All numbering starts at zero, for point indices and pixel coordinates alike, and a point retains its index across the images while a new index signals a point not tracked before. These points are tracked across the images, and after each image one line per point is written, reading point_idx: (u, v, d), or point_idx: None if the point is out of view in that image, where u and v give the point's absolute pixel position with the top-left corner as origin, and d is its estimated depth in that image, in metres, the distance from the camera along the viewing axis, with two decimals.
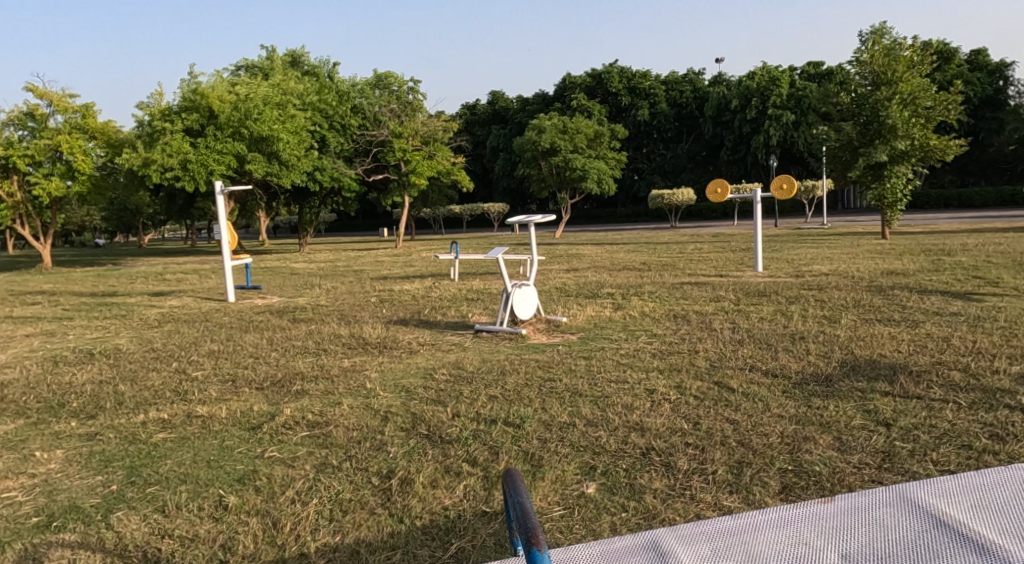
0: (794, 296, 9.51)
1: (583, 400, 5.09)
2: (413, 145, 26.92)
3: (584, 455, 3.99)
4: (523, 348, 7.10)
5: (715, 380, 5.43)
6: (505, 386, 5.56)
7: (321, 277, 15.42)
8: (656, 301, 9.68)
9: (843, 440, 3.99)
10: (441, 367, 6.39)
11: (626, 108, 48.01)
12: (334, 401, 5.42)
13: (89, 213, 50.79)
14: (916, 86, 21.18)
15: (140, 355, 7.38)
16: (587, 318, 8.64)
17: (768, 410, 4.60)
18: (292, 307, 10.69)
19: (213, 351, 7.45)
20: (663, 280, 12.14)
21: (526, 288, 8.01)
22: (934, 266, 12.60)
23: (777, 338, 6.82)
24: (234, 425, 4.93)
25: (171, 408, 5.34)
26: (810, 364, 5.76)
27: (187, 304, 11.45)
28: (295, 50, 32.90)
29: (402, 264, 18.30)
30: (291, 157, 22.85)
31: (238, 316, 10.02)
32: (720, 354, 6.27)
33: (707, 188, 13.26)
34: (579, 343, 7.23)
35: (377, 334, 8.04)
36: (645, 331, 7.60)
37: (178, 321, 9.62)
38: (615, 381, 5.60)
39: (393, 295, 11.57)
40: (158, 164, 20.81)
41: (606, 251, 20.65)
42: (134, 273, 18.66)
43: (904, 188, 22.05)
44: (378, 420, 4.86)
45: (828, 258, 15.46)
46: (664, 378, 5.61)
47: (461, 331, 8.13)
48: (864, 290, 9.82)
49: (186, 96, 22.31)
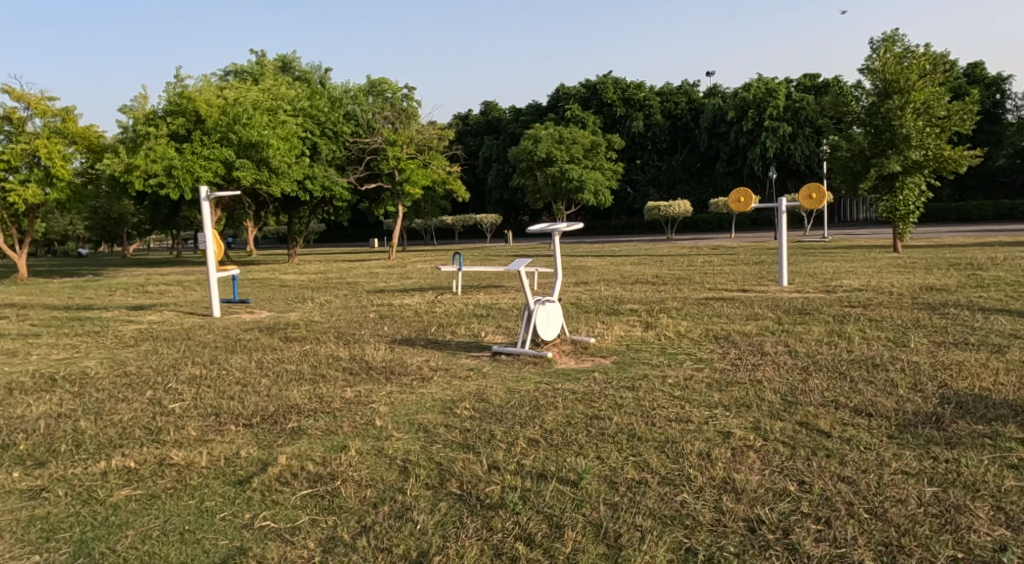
0: (840, 315, 8.62)
1: (648, 444, 4.19)
2: (408, 153, 26.14)
3: (672, 531, 3.12)
4: (553, 375, 6.18)
5: (798, 420, 4.54)
6: (545, 426, 4.63)
7: (314, 290, 14.42)
8: (686, 319, 8.76)
9: (1007, 512, 3.13)
10: (464, 399, 5.42)
11: (621, 119, 47.25)
12: (340, 444, 4.47)
13: (71, 220, 50.08)
14: (929, 95, 20.43)
15: (110, 382, 6.34)
16: (618, 337, 7.71)
17: (882, 463, 3.73)
18: (284, 324, 9.71)
19: (195, 377, 6.43)
20: (684, 296, 11.25)
21: (551, 305, 7.09)
22: (975, 282, 11.81)
23: (848, 366, 5.91)
24: (218, 477, 3.95)
25: (139, 452, 4.35)
26: (904, 400, 4.87)
27: (168, 320, 10.43)
28: (286, 55, 31.88)
29: (399, 277, 17.29)
30: (281, 164, 21.79)
31: (224, 334, 9.01)
32: (789, 387, 5.38)
33: (729, 196, 12.39)
34: (615, 369, 6.31)
35: (383, 357, 7.07)
36: (688, 355, 6.69)
37: (157, 340, 8.60)
38: (676, 419, 4.69)
39: (393, 310, 10.59)
40: (142, 169, 19.76)
41: (612, 264, 19.81)
42: (113, 285, 17.53)
43: (917, 200, 21.29)
44: (396, 473, 3.91)
45: (852, 273, 14.59)
46: (734, 416, 4.71)
47: (476, 354, 7.17)
48: (915, 309, 8.96)
49: (172, 100, 21.35)
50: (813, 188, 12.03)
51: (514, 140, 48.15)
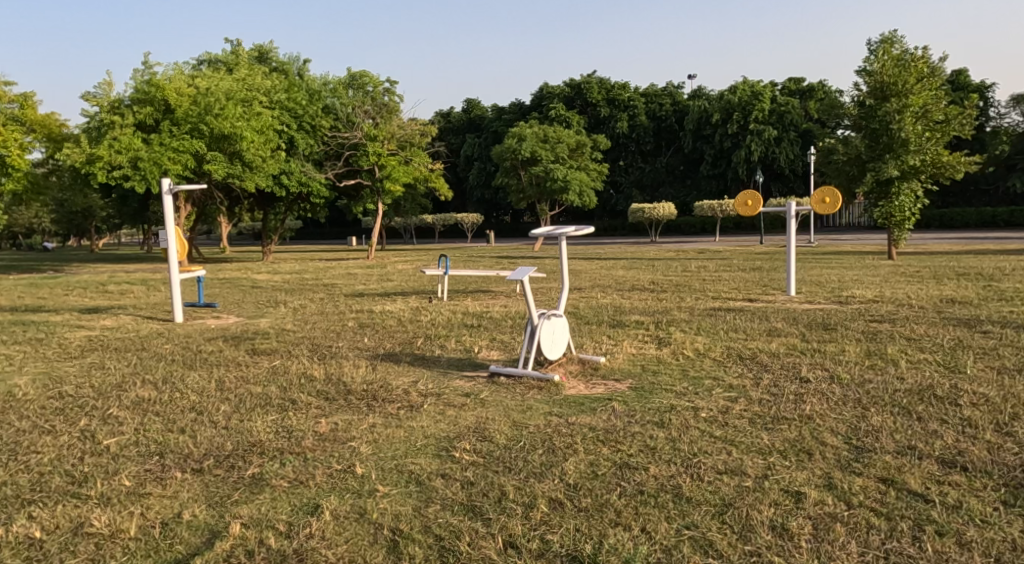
0: (870, 334, 7.78)
1: (703, 510, 3.32)
2: (389, 150, 25.00)
3: None
4: (563, 404, 5.28)
5: (880, 476, 3.69)
6: (567, 479, 3.73)
7: (288, 293, 13.46)
8: (700, 334, 7.90)
9: None
10: (463, 436, 4.50)
11: (605, 120, 46.49)
12: (311, 503, 3.54)
13: (37, 213, 48.63)
14: (927, 98, 19.62)
15: (38, 407, 5.33)
16: (630, 357, 6.81)
17: (1016, 546, 2.95)
18: (252, 333, 8.73)
19: (140, 402, 5.42)
20: (691, 306, 10.41)
21: (556, 320, 6.19)
22: (995, 295, 11.09)
23: (909, 400, 5.09)
24: (150, 558, 3.03)
25: (49, 513, 3.38)
26: (999, 450, 4.03)
27: (124, 326, 9.39)
28: (262, 45, 30.60)
29: (379, 278, 16.36)
30: (255, 157, 20.82)
31: (182, 344, 7.99)
32: (850, 428, 4.53)
33: (735, 199, 11.60)
34: (635, 397, 5.43)
35: (364, 377, 6.11)
36: (715, 381, 5.82)
37: (105, 351, 7.55)
38: (728, 472, 3.81)
39: (374, 318, 9.64)
40: (105, 161, 18.55)
41: (602, 266, 18.97)
42: (71, 282, 16.40)
43: (913, 207, 20.57)
44: (384, 555, 3.03)
45: (858, 282, 13.86)
46: (798, 468, 3.84)
47: (471, 374, 6.25)
48: (947, 326, 8.16)
49: (140, 88, 20.06)
50: (826, 192, 11.29)
51: (496, 139, 47.27)
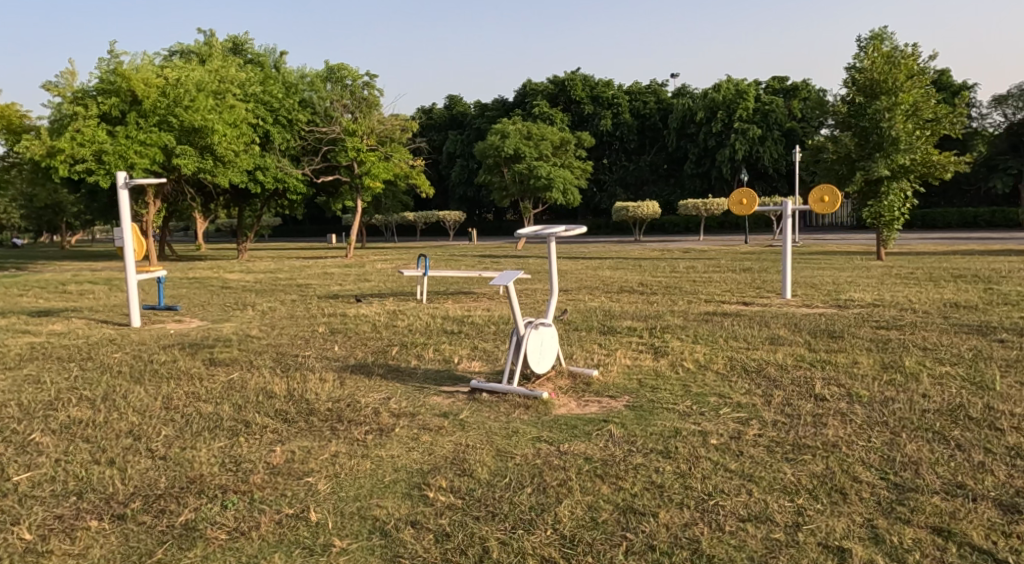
0: (881, 343, 7.16)
1: None
2: (369, 145, 23.91)
3: None
4: (554, 426, 4.65)
5: (932, 524, 3.12)
6: (561, 529, 3.13)
7: (258, 294, 12.75)
8: (699, 343, 7.30)
9: None
10: (439, 470, 3.86)
11: (588, 118, 45.99)
12: None
13: (7, 209, 47.32)
14: (917, 97, 19.10)
15: None
16: (626, 369, 6.20)
17: None
18: (213, 339, 8.03)
19: (71, 424, 4.74)
20: (684, 309, 9.82)
21: (545, 330, 5.56)
22: (999, 299, 10.56)
23: (942, 424, 4.51)
24: None
25: None
26: None
27: (75, 331, 8.70)
28: (237, 36, 29.67)
29: (355, 279, 15.66)
30: (227, 151, 20.04)
31: (134, 353, 7.29)
32: (883, 459, 3.93)
33: (730, 197, 11.06)
34: (635, 418, 4.81)
35: (330, 394, 5.44)
36: (721, 398, 5.22)
37: (45, 361, 6.83)
38: (751, 519, 3.21)
39: (347, 323, 8.95)
40: (67, 154, 17.67)
41: (587, 266, 18.36)
42: (28, 281, 15.58)
43: (903, 207, 20.03)
44: None
45: (852, 284, 13.33)
46: (833, 513, 3.25)
47: (451, 390, 5.60)
48: (961, 335, 7.60)
49: (105, 77, 19.10)
50: (825, 191, 10.73)
51: (479, 135, 46.60)
